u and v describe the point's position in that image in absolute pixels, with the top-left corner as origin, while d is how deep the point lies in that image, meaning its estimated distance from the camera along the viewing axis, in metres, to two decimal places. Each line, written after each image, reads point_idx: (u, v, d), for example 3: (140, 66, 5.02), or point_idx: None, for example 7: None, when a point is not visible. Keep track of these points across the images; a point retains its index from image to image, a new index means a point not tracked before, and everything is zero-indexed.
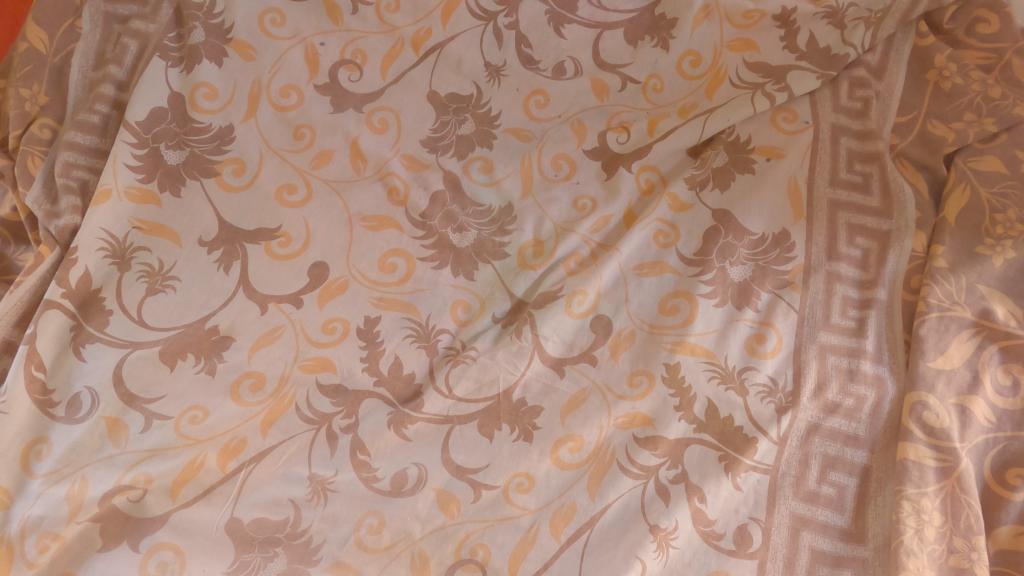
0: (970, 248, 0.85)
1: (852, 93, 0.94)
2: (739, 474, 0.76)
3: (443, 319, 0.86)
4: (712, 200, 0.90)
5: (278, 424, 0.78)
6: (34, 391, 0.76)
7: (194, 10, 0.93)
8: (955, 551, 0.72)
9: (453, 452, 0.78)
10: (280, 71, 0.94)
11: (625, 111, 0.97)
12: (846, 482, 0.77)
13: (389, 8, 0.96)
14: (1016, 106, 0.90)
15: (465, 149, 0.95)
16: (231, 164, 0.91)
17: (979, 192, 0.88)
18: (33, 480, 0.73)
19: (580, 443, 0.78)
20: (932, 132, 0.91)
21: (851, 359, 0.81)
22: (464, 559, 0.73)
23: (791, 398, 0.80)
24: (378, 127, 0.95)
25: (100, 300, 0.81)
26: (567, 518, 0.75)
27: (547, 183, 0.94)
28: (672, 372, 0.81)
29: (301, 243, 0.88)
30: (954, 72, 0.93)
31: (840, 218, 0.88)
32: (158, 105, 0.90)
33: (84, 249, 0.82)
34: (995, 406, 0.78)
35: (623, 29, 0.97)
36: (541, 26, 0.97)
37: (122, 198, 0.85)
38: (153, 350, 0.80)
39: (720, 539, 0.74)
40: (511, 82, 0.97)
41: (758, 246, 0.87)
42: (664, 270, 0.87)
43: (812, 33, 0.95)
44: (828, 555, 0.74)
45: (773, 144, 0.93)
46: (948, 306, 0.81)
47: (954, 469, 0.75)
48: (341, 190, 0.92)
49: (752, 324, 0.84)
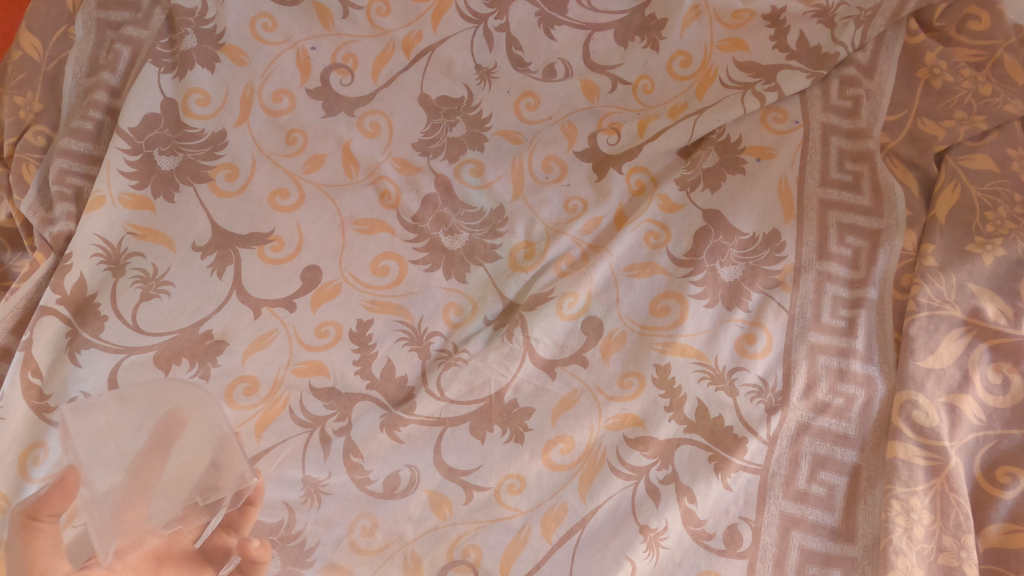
0: (960, 246, 0.85)
1: (843, 91, 0.94)
2: (729, 474, 0.77)
3: (435, 321, 0.86)
4: (702, 200, 0.91)
5: (272, 427, 0.79)
6: (31, 396, 0.76)
7: (186, 16, 0.94)
8: (945, 550, 0.72)
9: (446, 454, 0.78)
10: (272, 76, 0.95)
11: (616, 112, 0.97)
12: (836, 481, 0.77)
13: (379, 12, 0.97)
14: (1007, 103, 0.89)
15: (456, 152, 0.96)
16: (225, 170, 0.91)
17: (969, 189, 0.88)
18: (31, 485, 0.73)
19: (570, 445, 0.78)
20: (923, 130, 0.91)
21: (841, 359, 0.81)
22: (456, 560, 0.74)
23: (780, 398, 0.80)
24: (370, 131, 0.95)
25: (95, 305, 0.82)
26: (558, 519, 0.75)
27: (537, 185, 0.95)
28: (662, 373, 0.81)
29: (294, 247, 0.88)
30: (945, 70, 0.92)
31: (831, 218, 0.88)
32: (151, 111, 0.91)
33: (78, 256, 0.83)
34: (985, 404, 0.78)
35: (613, 30, 0.98)
36: (531, 28, 0.98)
37: (116, 204, 0.86)
38: (148, 355, 0.81)
39: (710, 539, 0.75)
40: (502, 85, 0.98)
41: (748, 246, 0.87)
42: (655, 271, 0.88)
43: (802, 32, 0.95)
44: (818, 554, 0.75)
45: (764, 144, 0.93)
46: (938, 305, 0.82)
47: (944, 467, 0.75)
48: (334, 194, 0.92)
49: (743, 324, 0.84)
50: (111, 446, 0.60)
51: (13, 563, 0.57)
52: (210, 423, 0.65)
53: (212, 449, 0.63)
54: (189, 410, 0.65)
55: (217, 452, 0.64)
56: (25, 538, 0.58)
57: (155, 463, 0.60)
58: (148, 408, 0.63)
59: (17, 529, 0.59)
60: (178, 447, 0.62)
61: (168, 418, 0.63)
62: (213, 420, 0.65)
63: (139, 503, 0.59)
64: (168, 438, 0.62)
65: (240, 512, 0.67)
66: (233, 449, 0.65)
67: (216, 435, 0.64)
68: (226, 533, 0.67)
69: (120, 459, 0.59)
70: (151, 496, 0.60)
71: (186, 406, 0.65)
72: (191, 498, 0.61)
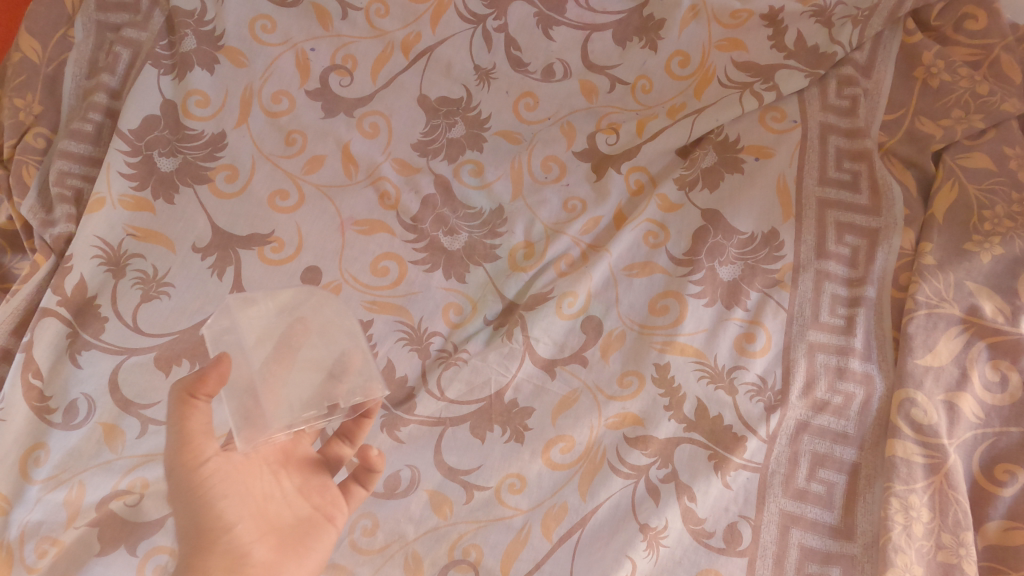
0: (958, 244, 0.86)
1: (841, 91, 0.95)
2: (729, 473, 0.77)
3: (435, 321, 0.87)
4: (701, 200, 0.91)
5: None
6: (32, 398, 0.77)
7: (185, 18, 0.94)
8: (944, 547, 0.73)
9: (446, 454, 0.78)
10: (272, 77, 0.95)
11: (615, 112, 0.98)
12: (835, 479, 0.78)
13: (378, 13, 0.97)
14: (1004, 102, 0.90)
15: (456, 153, 0.96)
16: (224, 171, 0.91)
17: (967, 188, 0.88)
18: (32, 486, 0.73)
19: (571, 444, 0.79)
20: (920, 129, 0.92)
21: (840, 357, 0.82)
22: (457, 559, 0.74)
23: (779, 397, 0.80)
24: (369, 132, 0.96)
25: (96, 307, 0.82)
26: (558, 518, 0.75)
27: (537, 185, 0.95)
28: (662, 372, 0.82)
29: (294, 248, 0.89)
30: (942, 69, 0.93)
31: (829, 218, 0.89)
32: (151, 113, 0.91)
33: (79, 257, 0.83)
34: (983, 402, 0.78)
35: (611, 31, 0.98)
36: (530, 29, 0.98)
37: (116, 206, 0.86)
38: (148, 356, 0.81)
39: (710, 537, 0.75)
40: (501, 85, 0.98)
41: (747, 245, 0.88)
42: (654, 270, 0.88)
43: (800, 31, 0.95)
44: (817, 551, 0.75)
45: (762, 144, 0.93)
46: (936, 303, 0.82)
47: (943, 465, 0.75)
48: (334, 195, 0.92)
49: (742, 323, 0.84)
50: (254, 333, 0.61)
51: (173, 433, 0.55)
52: (333, 332, 0.66)
53: (334, 355, 0.64)
54: (313, 318, 0.66)
55: (339, 359, 0.65)
56: (183, 412, 0.55)
57: (285, 362, 0.61)
58: (280, 311, 0.64)
59: (176, 403, 0.55)
60: (307, 348, 0.63)
61: (297, 322, 0.64)
62: (343, 329, 0.67)
63: (273, 394, 0.60)
64: (298, 339, 0.63)
65: (355, 422, 0.70)
66: (355, 357, 0.66)
67: (338, 344, 0.65)
68: (342, 441, 0.71)
69: (263, 350, 0.61)
70: (282, 388, 0.61)
71: (316, 314, 0.66)
72: (313, 403, 0.61)
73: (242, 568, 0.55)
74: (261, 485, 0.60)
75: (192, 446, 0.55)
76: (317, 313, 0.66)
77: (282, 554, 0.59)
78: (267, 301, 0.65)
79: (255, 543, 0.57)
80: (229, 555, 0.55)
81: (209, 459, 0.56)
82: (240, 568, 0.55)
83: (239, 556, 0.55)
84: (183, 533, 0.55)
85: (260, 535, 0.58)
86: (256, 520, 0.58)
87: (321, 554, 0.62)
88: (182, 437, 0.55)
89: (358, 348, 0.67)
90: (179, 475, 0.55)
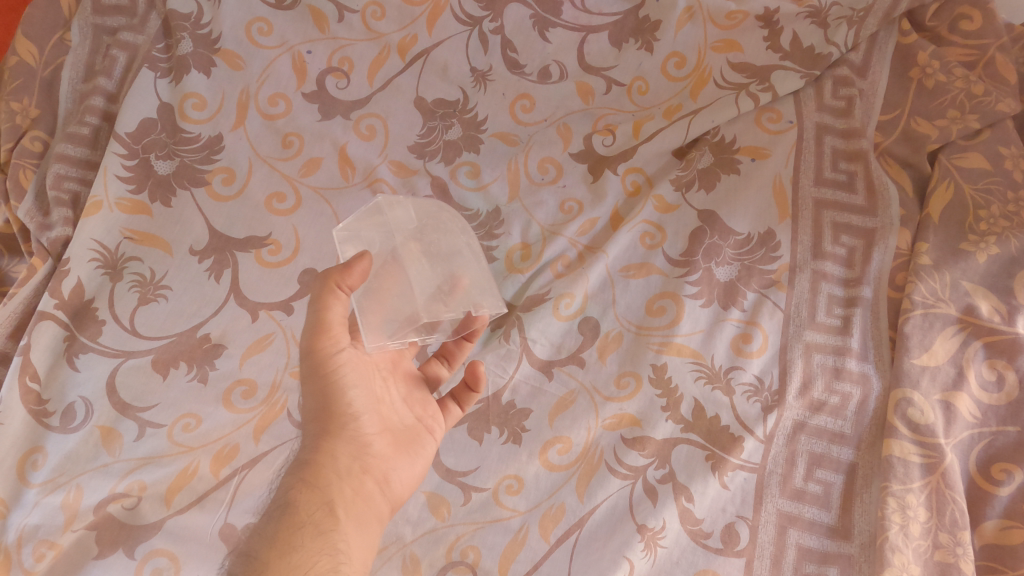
0: (954, 244, 0.86)
1: (836, 91, 0.95)
2: (726, 473, 0.77)
3: None
4: (697, 201, 0.91)
5: (270, 430, 0.79)
6: (29, 401, 0.77)
7: (181, 21, 0.95)
8: (941, 547, 0.73)
9: (444, 456, 0.79)
10: (269, 80, 0.96)
11: (611, 113, 0.98)
12: (832, 479, 0.78)
13: (374, 16, 0.98)
14: (998, 103, 0.90)
15: (453, 154, 0.96)
16: (221, 173, 0.91)
17: (962, 188, 0.89)
18: (29, 490, 0.73)
19: (568, 445, 0.79)
20: (915, 130, 0.92)
21: (836, 357, 0.82)
22: (455, 561, 0.74)
23: (776, 397, 0.80)
24: (366, 134, 0.96)
25: (93, 310, 0.82)
26: (556, 519, 0.76)
27: (534, 186, 0.95)
28: (659, 373, 0.82)
29: (291, 250, 0.89)
30: (937, 70, 0.93)
31: (825, 218, 0.89)
32: (148, 116, 0.92)
33: (76, 260, 0.83)
34: (980, 401, 0.79)
35: (607, 32, 0.98)
36: (526, 31, 0.98)
37: (113, 209, 0.86)
38: (146, 359, 0.81)
39: (708, 538, 0.75)
40: (497, 87, 0.98)
41: (743, 246, 0.88)
42: (651, 271, 0.88)
43: (795, 32, 0.96)
44: (815, 551, 0.75)
45: (758, 145, 0.93)
46: (932, 303, 0.82)
47: (939, 464, 0.75)
48: (330, 197, 0.92)
49: (739, 324, 0.84)
50: (390, 232, 0.67)
51: (312, 318, 0.59)
52: (445, 260, 0.68)
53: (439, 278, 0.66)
54: (422, 242, 0.67)
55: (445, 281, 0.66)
56: (325, 301, 0.59)
57: (393, 277, 0.65)
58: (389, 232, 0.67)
59: (320, 290, 0.59)
60: (418, 267, 0.65)
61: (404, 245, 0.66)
62: (455, 252, 0.69)
63: (383, 304, 0.64)
64: (411, 257, 0.65)
65: (456, 344, 0.77)
66: (458, 284, 0.67)
67: (446, 270, 0.67)
68: (441, 362, 0.77)
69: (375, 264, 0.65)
70: (390, 299, 0.64)
71: (426, 238, 0.68)
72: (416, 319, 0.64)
73: (363, 455, 0.61)
74: (379, 386, 0.65)
75: (332, 336, 0.60)
76: (442, 229, 0.70)
77: (394, 451, 0.65)
78: (410, 206, 0.69)
79: (374, 435, 0.63)
80: (355, 441, 0.61)
81: (342, 350, 0.61)
82: (362, 455, 0.61)
83: (361, 444, 0.62)
84: (315, 413, 0.61)
85: (379, 429, 0.64)
86: (376, 415, 0.64)
87: (427, 457, 0.69)
88: (321, 324, 0.59)
89: (464, 271, 0.68)
90: (317, 360, 0.60)
